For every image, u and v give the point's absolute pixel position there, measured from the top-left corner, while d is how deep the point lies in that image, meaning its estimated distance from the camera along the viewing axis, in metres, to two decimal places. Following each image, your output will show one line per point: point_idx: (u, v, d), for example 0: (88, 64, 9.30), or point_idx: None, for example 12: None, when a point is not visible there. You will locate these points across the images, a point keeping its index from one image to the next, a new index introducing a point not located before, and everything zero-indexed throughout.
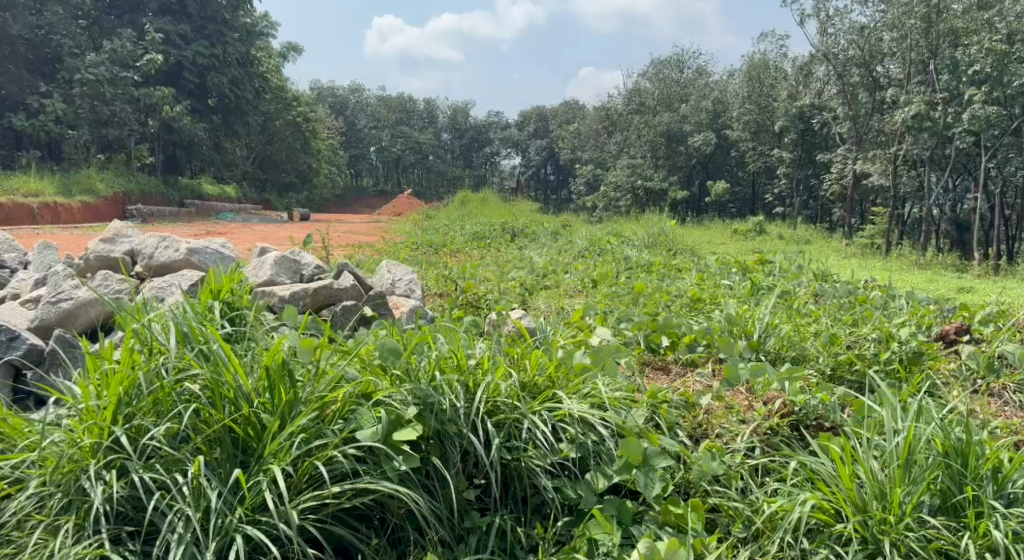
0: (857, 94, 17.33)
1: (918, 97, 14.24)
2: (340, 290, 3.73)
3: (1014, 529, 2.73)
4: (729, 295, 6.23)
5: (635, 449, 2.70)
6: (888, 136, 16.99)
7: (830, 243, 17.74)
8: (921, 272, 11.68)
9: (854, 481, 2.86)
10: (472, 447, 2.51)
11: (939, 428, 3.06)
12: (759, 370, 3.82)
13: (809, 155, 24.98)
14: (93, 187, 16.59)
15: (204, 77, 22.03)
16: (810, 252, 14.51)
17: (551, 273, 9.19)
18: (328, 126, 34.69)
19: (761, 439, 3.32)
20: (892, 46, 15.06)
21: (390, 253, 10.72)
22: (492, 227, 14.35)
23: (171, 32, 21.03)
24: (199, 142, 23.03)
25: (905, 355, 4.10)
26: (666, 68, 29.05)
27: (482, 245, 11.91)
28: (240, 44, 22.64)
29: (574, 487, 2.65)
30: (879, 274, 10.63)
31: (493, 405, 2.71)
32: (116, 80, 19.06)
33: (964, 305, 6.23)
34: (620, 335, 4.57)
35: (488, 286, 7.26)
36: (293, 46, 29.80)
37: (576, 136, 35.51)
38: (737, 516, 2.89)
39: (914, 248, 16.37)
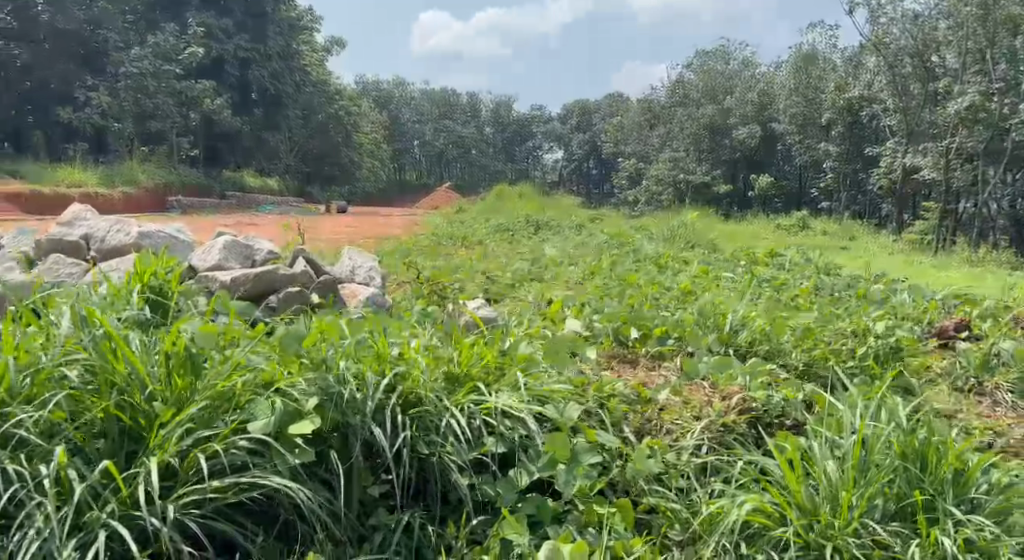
0: (908, 86, 16.50)
1: (974, 88, 13.99)
2: (285, 276, 3.63)
3: (968, 537, 2.54)
4: (723, 287, 6.06)
5: (561, 445, 2.57)
6: (938, 129, 16.09)
7: (875, 238, 17.23)
8: (969, 270, 11.22)
9: (803, 483, 2.71)
10: (376, 440, 2.38)
11: (900, 430, 2.89)
12: (723, 364, 3.67)
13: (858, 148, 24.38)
14: (135, 178, 16.88)
15: (244, 71, 22.78)
16: (858, 249, 14.07)
17: (555, 265, 8.98)
18: (371, 119, 34.71)
19: (713, 436, 3.16)
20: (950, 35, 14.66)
21: (416, 245, 10.53)
22: (516, 220, 14.12)
23: (213, 25, 21.67)
24: (241, 133, 22.88)
25: (881, 350, 3.89)
26: (711, 60, 28.55)
27: (502, 238, 11.63)
28: (279, 37, 23.49)
29: (494, 485, 2.52)
30: (923, 271, 10.22)
31: (411, 398, 2.57)
32: (158, 73, 19.36)
33: (982, 298, 5.94)
34: (589, 326, 4.43)
35: (487, 278, 7.17)
36: (338, 40, 30.22)
37: (620, 129, 35.21)
38: (673, 517, 2.74)
39: (966, 244, 15.79)
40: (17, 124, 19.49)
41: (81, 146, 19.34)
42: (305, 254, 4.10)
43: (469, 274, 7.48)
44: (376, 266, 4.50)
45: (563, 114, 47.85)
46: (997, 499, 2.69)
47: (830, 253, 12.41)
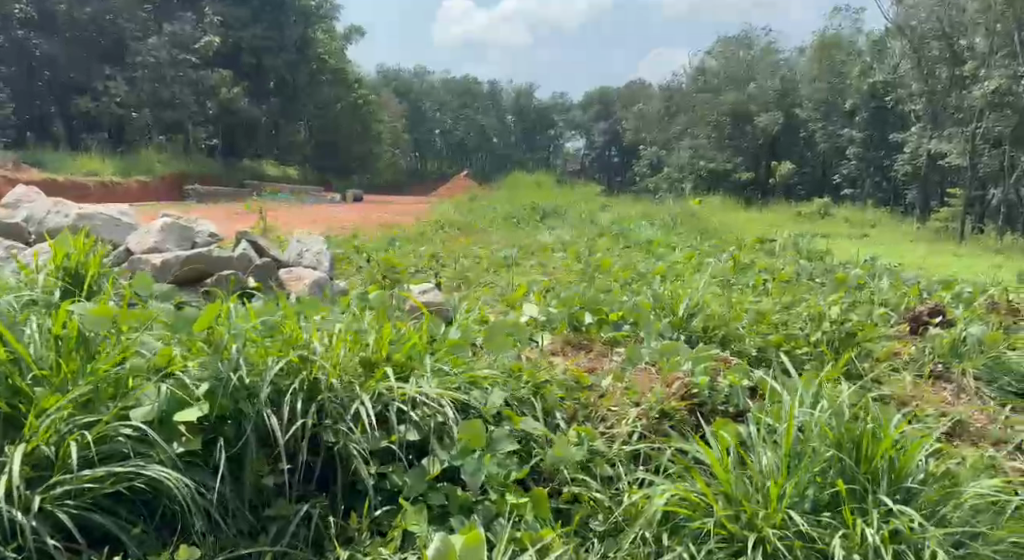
0: (936, 70, 16.10)
1: (1000, 73, 13.81)
2: (222, 259, 3.55)
3: (895, 528, 2.42)
4: (700, 271, 5.86)
5: (475, 432, 2.47)
6: (963, 114, 15.61)
7: (900, 225, 16.93)
8: (998, 258, 10.95)
9: (732, 473, 2.60)
10: (270, 429, 2.29)
11: (839, 419, 2.75)
12: (669, 350, 3.55)
13: (881, 134, 24.07)
14: (151, 167, 16.78)
15: (260, 59, 22.68)
16: (880, 237, 13.72)
17: (542, 249, 8.84)
18: (389, 108, 34.50)
19: (649, 424, 3.07)
20: (978, 18, 14.20)
21: (416, 231, 10.26)
22: (522, 207, 13.80)
23: (229, 17, 21.99)
24: (260, 123, 22.91)
25: (838, 336, 3.78)
26: (733, 46, 28.54)
27: (508, 226, 11.31)
28: (298, 27, 23.33)
29: (400, 474, 2.41)
30: (948, 259, 10.02)
31: (314, 383, 2.45)
32: (176, 63, 19.56)
33: (976, 282, 5.61)
34: (544, 311, 4.31)
35: (471, 265, 7.08)
36: (357, 29, 30.26)
37: (640, 118, 34.99)
38: (597, 506, 2.65)
39: (991, 232, 15.44)
40: (41, 112, 18.86)
41: (99, 137, 19.33)
42: (248, 237, 4.05)
43: (455, 261, 7.30)
44: (328, 252, 4.41)
45: (581, 102, 47.38)
46: (931, 488, 2.56)
47: (851, 242, 12.20)
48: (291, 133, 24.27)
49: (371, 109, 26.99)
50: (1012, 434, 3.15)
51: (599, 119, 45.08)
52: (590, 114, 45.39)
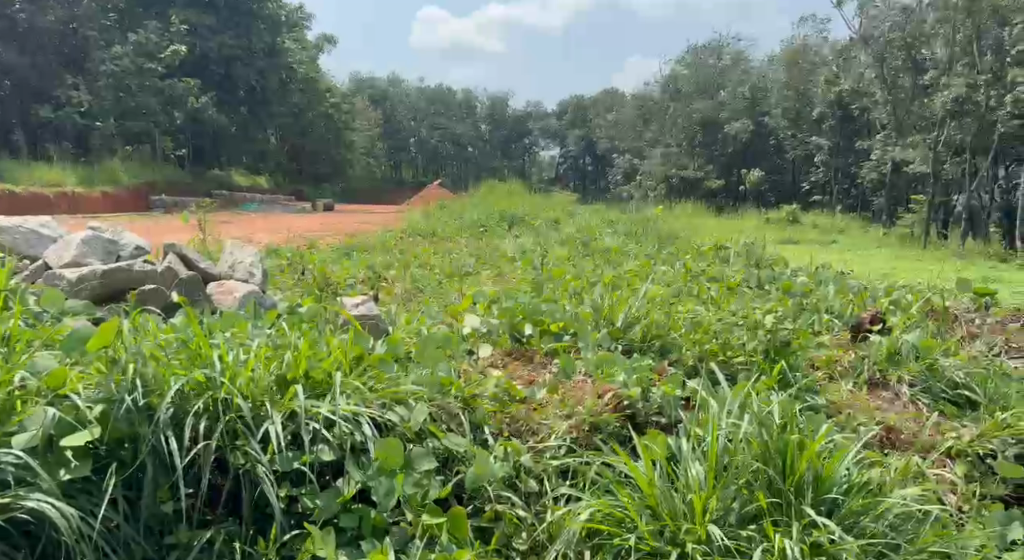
0: (899, 79, 16.42)
1: (960, 81, 14.16)
2: (142, 273, 3.44)
3: (816, 540, 2.40)
4: (649, 280, 5.81)
5: (393, 451, 2.39)
6: (927, 122, 16.01)
7: (868, 231, 17.18)
8: (963, 263, 11.20)
9: (658, 488, 2.55)
10: (167, 454, 2.22)
11: (767, 429, 2.72)
12: (605, 360, 3.50)
13: (848, 141, 24.53)
14: (117, 177, 16.37)
15: (229, 69, 21.82)
16: (848, 244, 13.85)
17: (507, 256, 8.79)
18: (363, 116, 34.19)
19: (579, 436, 3.03)
20: (937, 29, 14.59)
21: (376, 239, 10.07)
22: (490, 215, 13.65)
23: (197, 24, 21.08)
24: (229, 133, 22.20)
25: (773, 344, 3.77)
26: (702, 55, 29.06)
27: (474, 234, 11.15)
28: (266, 34, 22.48)
29: (312, 495, 2.32)
30: (917, 265, 10.21)
31: (217, 403, 2.35)
32: (141, 71, 18.71)
33: (922, 288, 5.59)
34: (485, 321, 4.23)
35: (427, 273, 6.99)
36: (328, 37, 30.09)
37: (614, 126, 35.26)
38: (520, 524, 2.59)
39: (954, 237, 15.74)
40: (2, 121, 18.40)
41: (62, 146, 18.85)
42: (175, 250, 3.95)
43: (413, 270, 7.22)
44: (261, 264, 4.31)
45: (556, 111, 47.57)
46: (854, 498, 2.53)
47: (823, 248, 12.37)
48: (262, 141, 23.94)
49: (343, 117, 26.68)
50: (939, 439, 3.17)
51: (574, 126, 45.23)
52: (565, 122, 45.53)
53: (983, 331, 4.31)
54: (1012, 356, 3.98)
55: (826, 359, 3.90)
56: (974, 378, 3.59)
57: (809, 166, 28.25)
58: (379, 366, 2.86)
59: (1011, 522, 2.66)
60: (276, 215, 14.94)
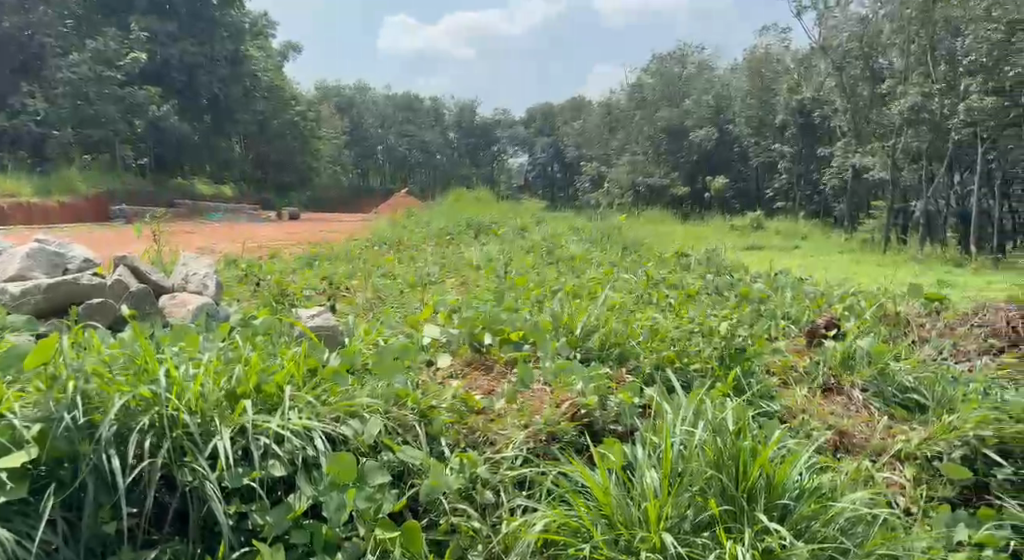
0: (857, 88, 16.79)
1: (915, 89, 14.53)
2: (90, 287, 3.38)
3: (767, 546, 2.42)
4: (609, 288, 5.83)
5: (344, 466, 2.37)
6: (885, 129, 16.41)
7: (830, 237, 17.47)
8: (920, 268, 11.46)
9: (613, 496, 2.56)
10: (107, 473, 2.20)
11: (719, 434, 2.74)
12: (563, 369, 3.49)
13: (809, 149, 24.97)
14: (74, 187, 16.01)
15: (192, 76, 21.33)
16: (810, 249, 14.11)
17: (472, 263, 8.78)
18: (329, 123, 33.94)
19: (536, 445, 3.02)
20: (895, 38, 15.14)
21: (341, 248, 9.98)
22: (458, 222, 13.64)
23: (158, 30, 20.50)
24: (192, 141, 21.68)
25: (728, 351, 3.80)
26: (666, 64, 29.57)
27: (441, 242, 11.11)
28: (229, 42, 22.12)
29: (262, 511, 2.30)
30: (876, 270, 10.42)
31: (160, 419, 2.32)
32: (101, 79, 18.35)
33: (877, 293, 5.69)
34: (444, 331, 4.20)
35: (386, 282, 6.92)
36: (294, 45, 29.93)
37: (581, 134, 35.52)
38: (475, 535, 2.57)
39: (912, 241, 16.08)
40: None
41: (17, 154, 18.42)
42: (126, 262, 3.88)
43: (373, 279, 7.15)
44: (215, 275, 4.23)
45: (523, 119, 47.76)
46: (805, 503, 2.56)
47: (786, 254, 12.56)
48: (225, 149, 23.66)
49: (309, 125, 26.54)
50: (890, 443, 3.23)
51: (542, 135, 45.45)
52: (533, 130, 45.70)
53: (933, 335, 4.39)
54: (960, 359, 4.04)
55: (782, 365, 3.94)
56: (924, 383, 3.66)
57: (772, 173, 28.66)
58: (333, 379, 2.83)
59: (958, 523, 2.72)
60: (238, 224, 14.74)
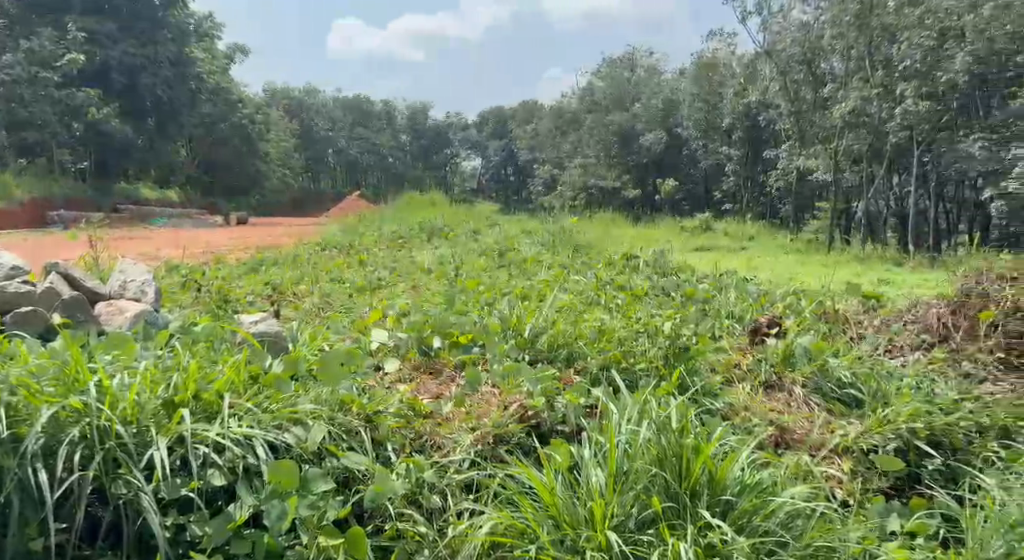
0: (801, 91, 17.15)
1: (855, 93, 14.94)
2: (18, 295, 3.29)
3: (709, 542, 2.46)
4: (559, 291, 5.84)
5: (286, 473, 2.34)
6: (827, 132, 16.83)
7: (777, 237, 17.82)
8: (863, 267, 11.76)
9: (559, 497, 2.57)
10: (34, 486, 2.17)
11: (660, 431, 2.78)
12: (511, 371, 3.47)
13: (756, 151, 25.43)
14: (9, 193, 15.46)
15: (134, 78, 20.65)
16: (758, 250, 14.44)
17: (424, 267, 8.71)
18: (278, 126, 33.46)
19: (484, 448, 2.99)
20: (835, 43, 15.23)
21: (290, 253, 9.85)
22: (410, 225, 13.54)
23: (97, 31, 19.80)
24: (135, 144, 21.03)
25: (673, 351, 3.84)
26: (617, 68, 29.86)
27: (393, 245, 11.03)
28: (172, 43, 21.45)
29: (201, 522, 2.26)
30: (822, 269, 10.66)
31: (91, 430, 2.27)
32: (35, 80, 17.70)
33: (817, 291, 5.83)
34: (393, 335, 4.16)
35: (330, 287, 6.80)
36: (240, 47, 29.41)
37: (534, 137, 35.62)
38: (422, 540, 2.56)
39: (855, 241, 16.52)
40: None
41: None
42: (58, 269, 3.78)
43: (319, 284, 7.03)
44: (154, 282, 4.13)
45: (475, 122, 47.67)
46: (746, 498, 2.61)
47: (735, 255, 12.77)
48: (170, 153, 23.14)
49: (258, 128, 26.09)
50: (829, 437, 3.30)
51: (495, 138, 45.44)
52: (486, 133, 45.65)
53: (869, 331, 4.51)
54: (895, 355, 4.18)
55: (726, 363, 4.00)
56: (859, 377, 3.77)
57: (721, 174, 29.14)
58: (276, 385, 2.78)
59: (890, 514, 2.87)
60: (185, 229, 14.45)
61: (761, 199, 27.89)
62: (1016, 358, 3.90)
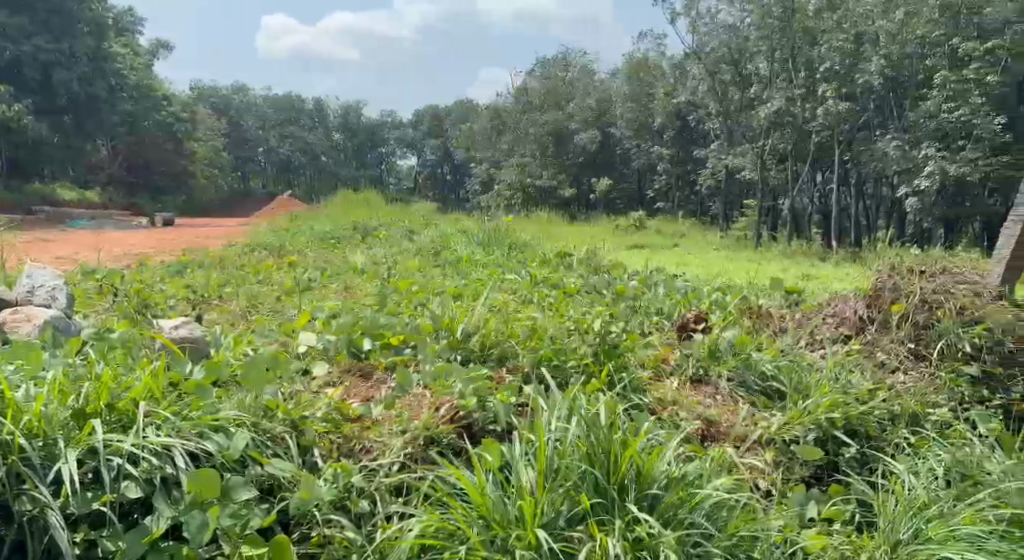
0: (728, 92, 17.20)
1: (779, 94, 15.44)
2: None
3: (637, 536, 2.50)
4: (491, 290, 5.81)
5: (208, 482, 2.29)
6: (754, 131, 17.23)
7: (707, 235, 18.19)
8: (790, 263, 12.06)
9: (489, 496, 2.57)
10: None
11: (587, 427, 2.80)
12: (442, 372, 3.45)
13: (687, 150, 25.91)
14: None
15: (49, 74, 19.76)
16: (688, 247, 14.73)
17: (357, 268, 8.55)
18: (205, 124, 32.56)
19: (414, 451, 2.94)
20: (760, 45, 15.35)
21: (218, 255, 9.56)
22: (343, 226, 13.31)
23: (7, 24, 18.98)
24: (50, 144, 20.16)
25: (603, 348, 3.87)
26: (551, 68, 30.00)
27: (327, 247, 10.82)
28: (90, 38, 20.59)
29: (114, 537, 2.18)
30: (753, 266, 10.90)
31: None
32: None
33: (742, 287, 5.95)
34: (322, 338, 4.08)
35: (255, 289, 6.59)
36: (163, 43, 28.51)
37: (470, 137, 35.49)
38: (350, 546, 2.52)
39: (781, 238, 16.98)
40: None
41: None
42: None
43: (245, 286, 6.83)
44: (65, 288, 3.95)
45: (410, 121, 47.26)
46: (673, 492, 2.65)
47: (668, 253, 12.93)
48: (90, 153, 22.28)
49: (184, 127, 25.29)
50: (751, 429, 3.38)
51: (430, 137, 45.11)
52: (421, 132, 45.28)
53: (791, 325, 4.62)
54: (814, 348, 4.31)
55: (655, 358, 4.05)
56: (782, 370, 3.88)
57: (654, 174, 29.58)
58: (196, 392, 2.71)
59: (809, 501, 2.97)
60: (106, 231, 13.92)
61: (693, 197, 28.41)
62: (925, 349, 4.07)
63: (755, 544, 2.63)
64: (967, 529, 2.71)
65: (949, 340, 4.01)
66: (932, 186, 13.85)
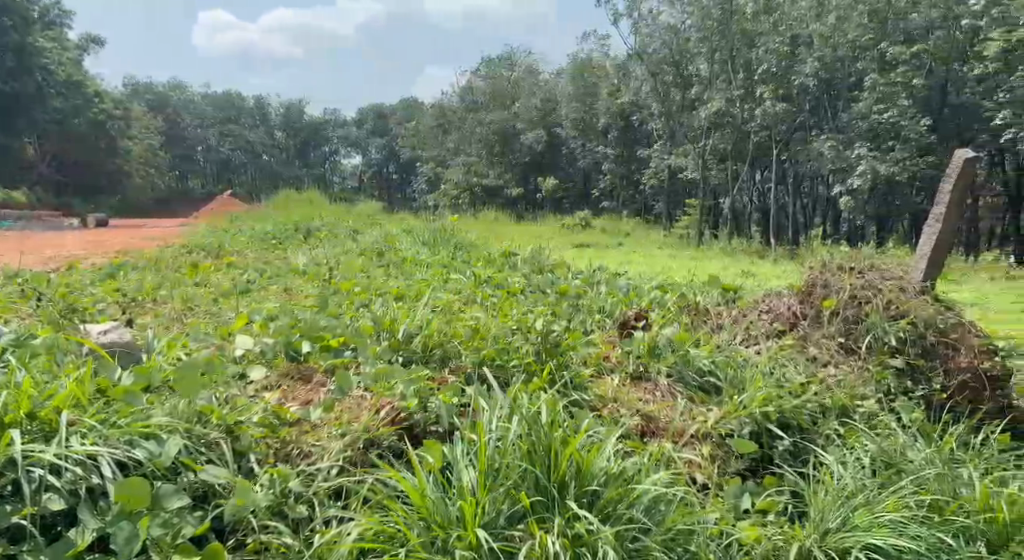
0: (670, 93, 16.97)
1: (718, 94, 15.66)
2: None
3: (576, 532, 2.52)
4: (435, 291, 5.77)
5: (139, 491, 2.24)
6: (694, 131, 17.49)
7: (651, 234, 18.42)
8: (731, 261, 12.29)
9: (429, 498, 2.55)
10: None
11: (527, 425, 2.80)
12: (383, 374, 3.42)
13: (631, 150, 26.18)
14: None
15: None
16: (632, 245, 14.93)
17: (299, 269, 8.39)
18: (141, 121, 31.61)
19: (354, 454, 2.90)
20: (700, 46, 15.26)
21: (153, 257, 9.28)
22: (286, 226, 13.06)
23: None
24: None
25: (544, 346, 3.88)
26: (495, 68, 29.98)
27: (269, 247, 10.60)
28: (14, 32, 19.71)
29: (35, 552, 2.10)
30: (697, 264, 11.11)
31: None
32: None
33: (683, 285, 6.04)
34: (259, 341, 3.99)
35: (191, 291, 6.42)
36: (93, 38, 27.56)
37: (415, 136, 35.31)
38: (287, 552, 2.48)
39: (721, 236, 17.30)
40: None
41: None
42: None
43: (180, 288, 6.64)
44: None
45: (354, 120, 46.75)
46: (611, 487, 2.68)
47: (614, 251, 13.06)
48: (17, 152, 21.43)
49: (117, 125, 24.47)
50: (689, 424, 3.44)
51: (375, 135, 44.70)
52: (366, 131, 44.84)
53: (729, 320, 4.70)
54: (750, 343, 4.38)
55: (597, 355, 4.08)
56: (719, 365, 3.96)
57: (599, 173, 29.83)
58: (125, 398, 2.63)
59: (744, 494, 3.04)
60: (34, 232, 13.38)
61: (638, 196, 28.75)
62: (854, 343, 4.20)
63: (692, 537, 2.67)
64: (890, 515, 2.85)
65: (876, 335, 4.15)
66: (864, 184, 14.28)
